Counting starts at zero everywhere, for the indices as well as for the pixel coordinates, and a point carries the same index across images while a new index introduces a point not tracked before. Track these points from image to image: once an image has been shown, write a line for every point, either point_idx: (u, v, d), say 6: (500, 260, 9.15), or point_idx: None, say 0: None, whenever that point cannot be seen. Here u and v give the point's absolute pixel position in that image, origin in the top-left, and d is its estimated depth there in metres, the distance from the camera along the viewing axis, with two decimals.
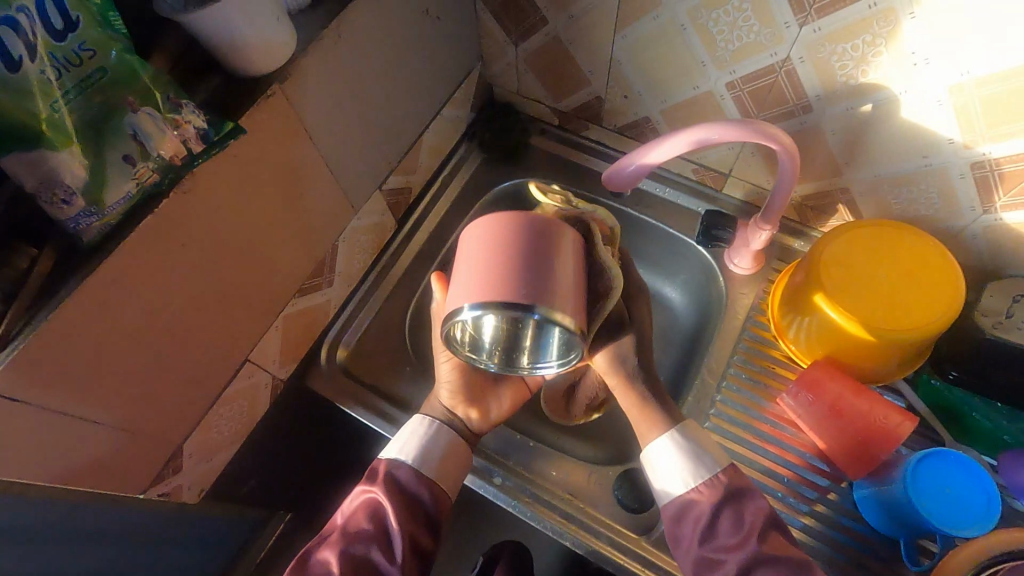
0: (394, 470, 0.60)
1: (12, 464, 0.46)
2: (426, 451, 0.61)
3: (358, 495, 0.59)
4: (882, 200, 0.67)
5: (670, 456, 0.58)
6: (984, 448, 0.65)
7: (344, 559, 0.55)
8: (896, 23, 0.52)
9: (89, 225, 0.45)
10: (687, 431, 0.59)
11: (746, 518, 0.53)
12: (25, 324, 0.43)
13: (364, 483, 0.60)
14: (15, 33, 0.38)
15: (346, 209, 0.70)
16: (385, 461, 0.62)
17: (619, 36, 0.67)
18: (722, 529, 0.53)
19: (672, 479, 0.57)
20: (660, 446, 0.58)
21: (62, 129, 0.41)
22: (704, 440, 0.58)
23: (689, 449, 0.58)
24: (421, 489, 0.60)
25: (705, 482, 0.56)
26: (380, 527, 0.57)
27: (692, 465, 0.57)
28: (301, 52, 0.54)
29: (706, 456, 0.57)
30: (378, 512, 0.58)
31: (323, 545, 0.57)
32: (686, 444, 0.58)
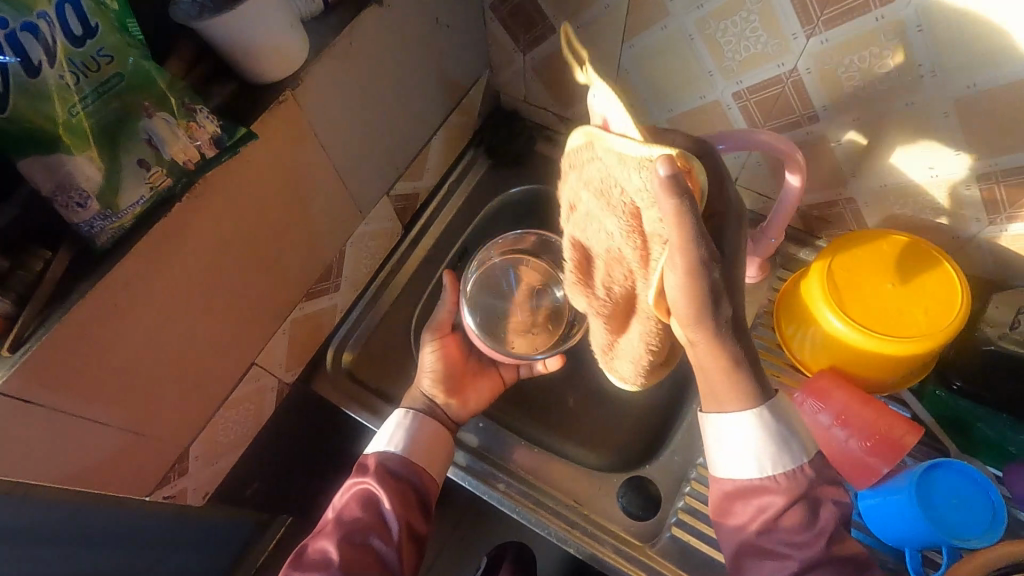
0: (384, 459, 0.60)
1: (22, 464, 0.46)
2: (413, 439, 0.62)
3: (349, 488, 0.59)
4: (888, 210, 0.67)
5: (749, 434, 0.51)
6: (990, 460, 0.64)
7: (344, 547, 0.55)
8: (903, 36, 0.52)
9: (103, 229, 0.45)
10: (775, 411, 0.52)
11: (821, 516, 0.49)
12: (40, 325, 0.43)
13: (354, 475, 0.60)
14: (34, 38, 0.39)
15: (354, 215, 0.70)
16: (371, 453, 0.62)
17: (627, 45, 0.68)
18: (786, 521, 0.49)
19: (748, 459, 0.52)
20: (739, 424, 0.52)
21: (80, 135, 0.42)
22: (791, 420, 0.52)
23: (774, 431, 0.51)
24: (413, 475, 0.60)
25: (786, 472, 0.51)
26: (374, 512, 0.57)
27: (774, 450, 0.51)
28: (313, 59, 0.55)
29: (793, 440, 0.52)
30: (370, 499, 0.58)
31: (318, 536, 0.57)
32: (772, 425, 0.51)
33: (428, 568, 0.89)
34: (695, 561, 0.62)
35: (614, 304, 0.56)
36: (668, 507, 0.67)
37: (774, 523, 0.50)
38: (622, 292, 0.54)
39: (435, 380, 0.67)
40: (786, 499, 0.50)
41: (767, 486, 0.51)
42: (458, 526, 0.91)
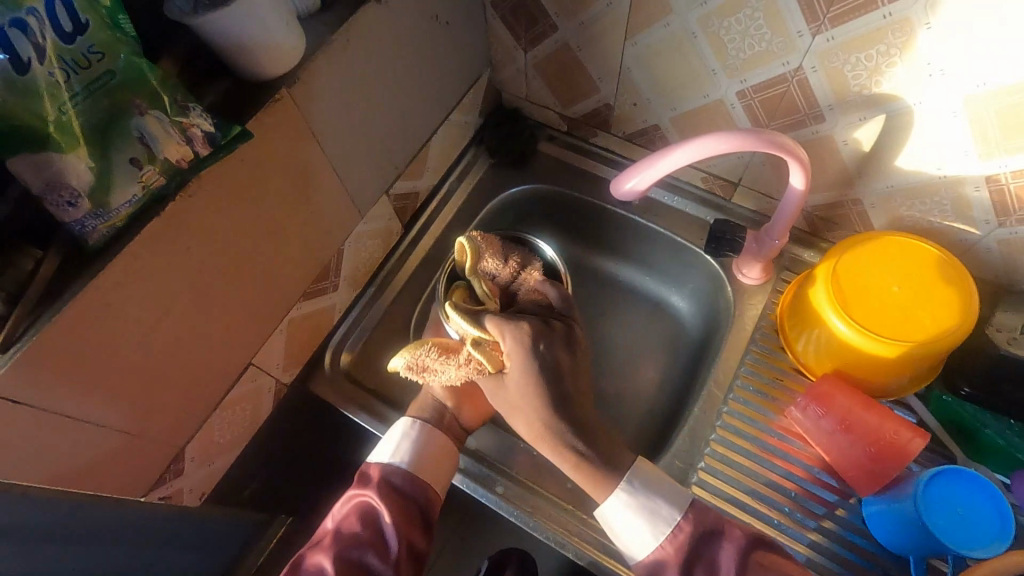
0: (388, 474, 0.60)
1: (13, 464, 0.46)
2: (419, 453, 0.61)
3: (349, 499, 0.60)
4: (895, 213, 0.66)
5: (627, 515, 0.58)
6: (999, 466, 0.63)
7: (340, 563, 0.56)
8: (911, 33, 0.51)
9: (94, 228, 0.44)
10: (634, 484, 0.58)
11: (721, 561, 0.54)
12: (31, 325, 0.43)
13: (355, 486, 0.61)
14: (23, 35, 0.38)
15: (353, 214, 0.69)
16: (375, 463, 0.62)
17: (629, 43, 0.67)
18: None
19: (637, 539, 0.57)
20: (612, 508, 0.58)
21: (70, 132, 0.41)
22: (653, 484, 0.58)
23: (641, 504, 0.57)
24: (416, 490, 0.60)
25: (669, 539, 0.56)
26: (372, 528, 0.57)
27: (650, 522, 0.57)
28: (310, 56, 0.54)
29: (659, 506, 0.57)
30: (370, 514, 0.58)
31: (315, 549, 0.58)
32: (636, 500, 0.57)
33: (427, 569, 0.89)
34: None
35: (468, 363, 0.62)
36: None
37: None
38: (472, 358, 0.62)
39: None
40: (680, 560, 0.55)
41: (661, 557, 0.56)
42: (457, 527, 0.91)
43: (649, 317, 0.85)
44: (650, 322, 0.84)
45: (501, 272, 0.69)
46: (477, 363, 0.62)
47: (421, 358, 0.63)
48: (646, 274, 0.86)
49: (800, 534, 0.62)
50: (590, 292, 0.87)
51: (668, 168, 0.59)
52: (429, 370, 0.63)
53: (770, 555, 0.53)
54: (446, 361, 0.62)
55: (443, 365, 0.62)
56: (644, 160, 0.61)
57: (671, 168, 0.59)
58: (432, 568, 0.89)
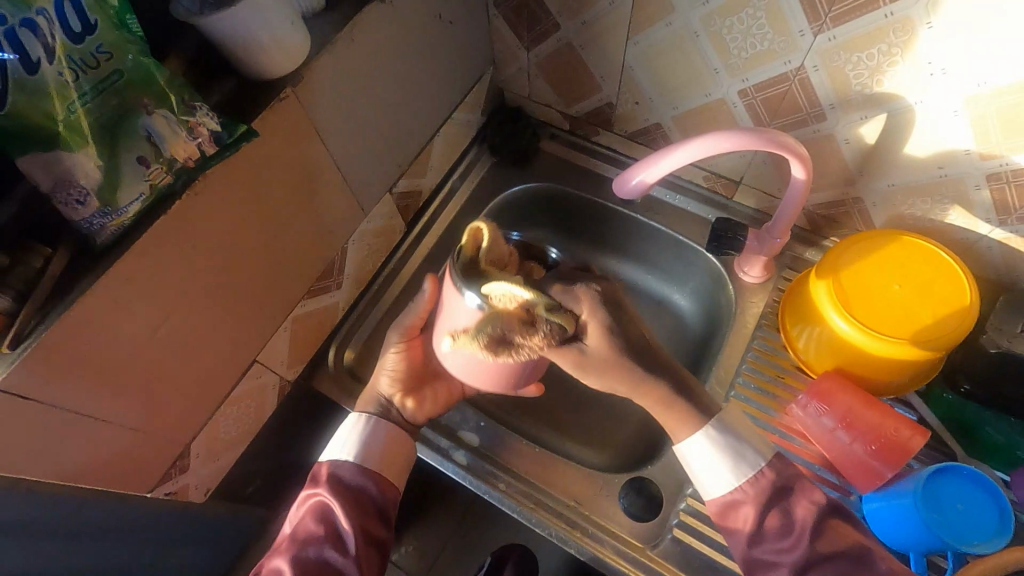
0: (337, 469, 0.59)
1: (24, 460, 0.46)
2: (366, 445, 0.60)
3: (303, 501, 0.58)
4: (895, 211, 0.66)
5: (710, 456, 0.56)
6: (999, 464, 0.64)
7: (298, 563, 0.54)
8: (913, 33, 0.51)
9: (103, 226, 0.45)
10: (723, 426, 0.57)
11: (796, 516, 0.53)
12: (40, 323, 0.43)
13: (307, 486, 0.59)
14: (32, 35, 0.38)
15: (356, 212, 0.70)
16: (325, 462, 0.60)
17: (631, 42, 0.67)
18: (767, 529, 0.53)
19: (717, 479, 0.56)
20: (695, 446, 0.57)
21: (79, 132, 0.42)
22: (742, 431, 0.57)
23: (728, 447, 0.56)
24: (368, 482, 0.59)
25: (749, 480, 0.55)
26: (328, 524, 0.56)
27: (733, 464, 0.56)
28: (315, 55, 0.55)
29: (746, 448, 0.56)
30: (324, 510, 0.57)
31: (273, 554, 0.56)
32: (724, 440, 0.56)
33: (430, 566, 0.89)
34: (697, 563, 0.62)
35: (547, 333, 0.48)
36: (669, 508, 0.66)
37: (758, 534, 0.53)
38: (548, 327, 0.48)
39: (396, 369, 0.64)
40: (757, 500, 0.54)
41: (738, 497, 0.55)
42: (459, 526, 0.91)
43: (650, 316, 0.85)
44: (651, 320, 0.85)
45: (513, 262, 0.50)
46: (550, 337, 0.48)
47: (509, 332, 0.47)
48: (648, 273, 0.86)
49: None
50: None
51: (670, 167, 0.60)
52: (509, 346, 0.49)
53: (844, 525, 0.53)
54: (529, 334, 0.48)
55: (528, 340, 0.48)
56: (648, 159, 0.61)
57: (673, 167, 0.59)
58: (435, 565, 0.89)
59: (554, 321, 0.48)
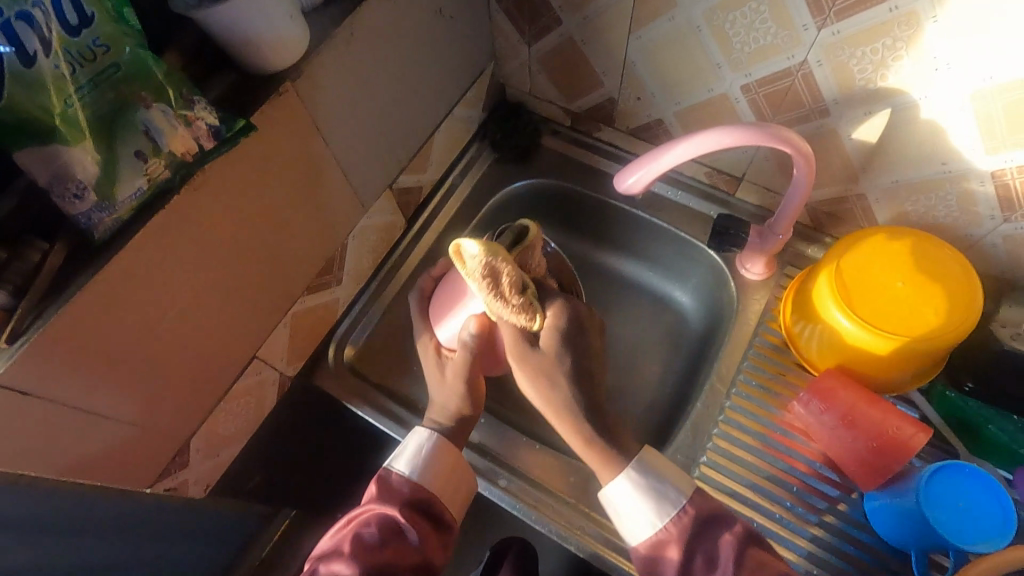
0: (416, 492, 0.58)
1: (21, 456, 0.46)
2: (445, 475, 0.60)
3: (372, 511, 0.57)
4: (899, 207, 0.66)
5: (631, 498, 0.57)
6: (1001, 461, 0.63)
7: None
8: (918, 27, 0.51)
9: (100, 221, 0.45)
10: (642, 467, 0.57)
11: (721, 547, 0.52)
12: (37, 318, 0.43)
13: (374, 498, 0.58)
14: (29, 27, 0.38)
15: (356, 208, 0.69)
16: (399, 475, 0.59)
17: (633, 36, 0.67)
18: (696, 566, 0.53)
19: (637, 521, 0.57)
20: (617, 488, 0.57)
21: (76, 126, 0.41)
22: (661, 471, 0.57)
23: (647, 488, 0.57)
24: (437, 509, 0.59)
25: (672, 521, 0.55)
26: (400, 544, 0.55)
27: (653, 505, 0.56)
28: (314, 49, 0.54)
29: (665, 490, 0.56)
30: (398, 531, 0.55)
31: (332, 558, 0.54)
32: (642, 481, 0.57)
33: None
34: None
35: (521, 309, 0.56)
36: None
37: (686, 573, 0.53)
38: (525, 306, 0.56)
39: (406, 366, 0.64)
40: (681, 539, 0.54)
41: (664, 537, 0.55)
42: (457, 522, 0.92)
43: (651, 313, 0.85)
44: (652, 317, 0.85)
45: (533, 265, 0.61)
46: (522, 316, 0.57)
47: (501, 267, 0.54)
48: (649, 270, 0.86)
49: (795, 540, 0.61)
50: (593, 287, 0.87)
51: (672, 161, 0.59)
52: (494, 283, 0.54)
53: (763, 554, 0.51)
54: (512, 288, 0.55)
55: (508, 289, 0.55)
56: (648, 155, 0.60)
57: (675, 161, 0.58)
58: None
59: (532, 301, 0.57)
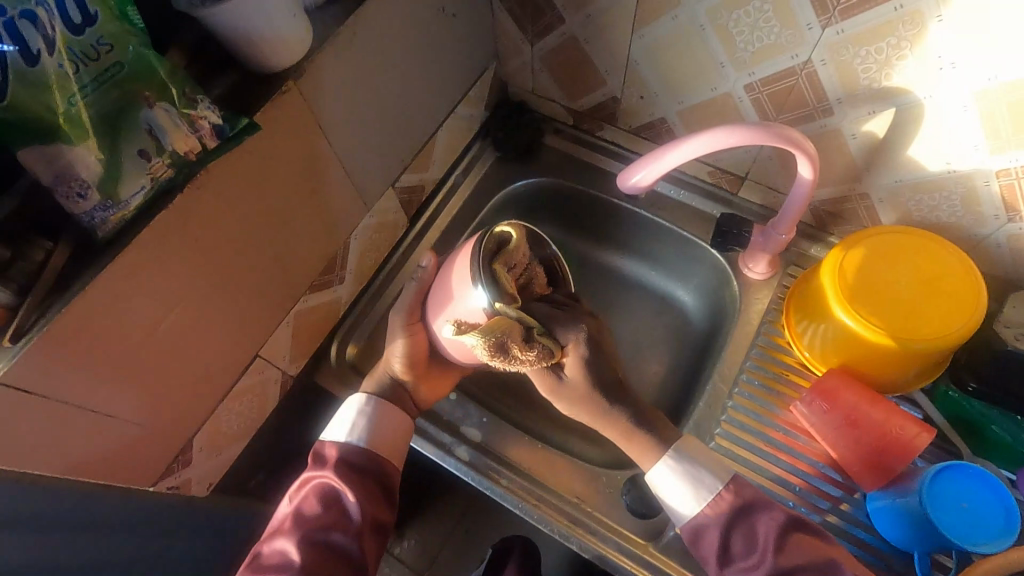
0: (344, 453, 0.59)
1: (25, 455, 0.46)
2: (376, 430, 0.61)
3: (306, 483, 0.58)
4: (902, 207, 0.65)
5: (673, 484, 0.57)
6: (1005, 462, 0.63)
7: (305, 546, 0.53)
8: (922, 26, 0.51)
9: (104, 220, 0.44)
10: (680, 453, 0.58)
11: (759, 532, 0.53)
12: (40, 317, 0.43)
13: (311, 469, 0.59)
14: (33, 27, 0.38)
15: (358, 207, 0.69)
16: (330, 443, 0.60)
17: (636, 35, 0.67)
18: (735, 549, 0.53)
19: (680, 506, 0.57)
20: (659, 475, 0.58)
21: (79, 125, 0.41)
22: (698, 455, 0.58)
23: (687, 472, 0.57)
24: (373, 465, 0.60)
25: (710, 504, 0.56)
26: (335, 508, 0.56)
27: (692, 487, 0.56)
28: (317, 47, 0.54)
29: (703, 473, 0.57)
30: (333, 495, 0.56)
31: (274, 535, 0.55)
32: (681, 466, 0.57)
33: (432, 560, 0.90)
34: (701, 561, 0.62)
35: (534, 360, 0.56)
36: None
37: (726, 556, 0.53)
38: (538, 353, 0.56)
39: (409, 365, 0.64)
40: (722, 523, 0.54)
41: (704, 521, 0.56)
42: (459, 521, 0.92)
43: (653, 312, 0.85)
44: (653, 317, 0.84)
45: (517, 270, 0.56)
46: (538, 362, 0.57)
47: (508, 341, 0.53)
48: (651, 269, 0.86)
49: None
50: (595, 286, 0.87)
51: (678, 159, 0.59)
52: (504, 353, 0.54)
53: (810, 538, 0.52)
54: (525, 350, 0.55)
55: (521, 354, 0.55)
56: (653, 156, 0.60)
57: (681, 160, 0.59)
58: (437, 558, 0.90)
59: (545, 344, 0.57)
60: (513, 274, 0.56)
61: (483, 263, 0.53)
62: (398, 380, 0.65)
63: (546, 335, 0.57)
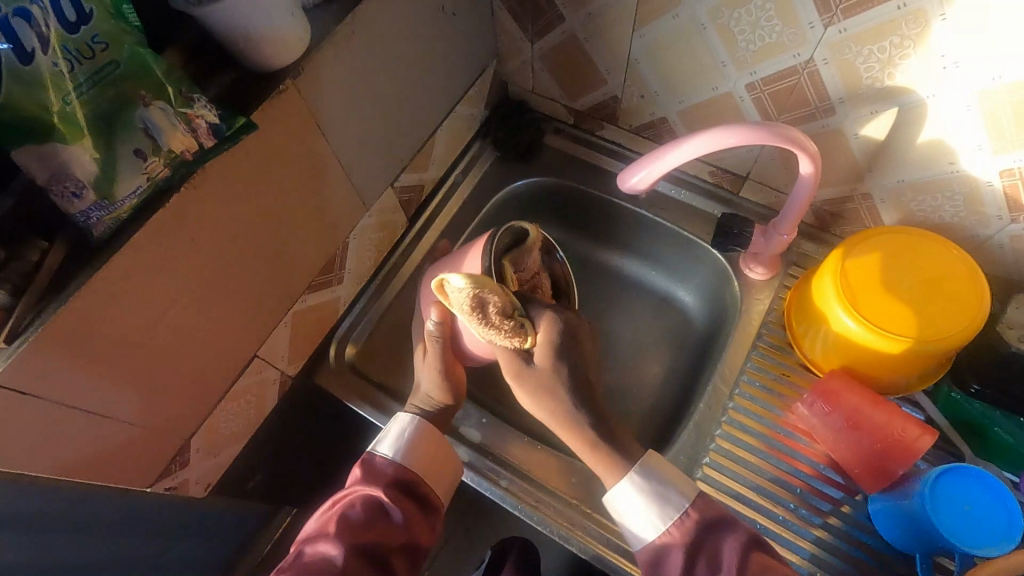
0: (395, 471, 0.59)
1: (21, 456, 0.46)
2: (428, 454, 0.61)
3: (355, 491, 0.58)
4: (905, 208, 0.65)
5: (635, 502, 0.56)
6: (1008, 465, 0.62)
7: (350, 556, 0.53)
8: (926, 25, 0.50)
9: (99, 220, 0.44)
10: (645, 471, 0.57)
11: (724, 553, 0.53)
12: (35, 317, 0.43)
13: (361, 479, 0.59)
14: (26, 24, 0.38)
15: (357, 206, 0.69)
16: (382, 457, 0.60)
17: (636, 35, 0.66)
18: (698, 570, 0.53)
19: (640, 524, 0.56)
20: (620, 494, 0.57)
21: (75, 124, 0.41)
22: (664, 474, 0.57)
23: (650, 491, 0.56)
24: (419, 487, 0.60)
25: (675, 524, 0.55)
26: (380, 524, 0.56)
27: (657, 507, 0.56)
28: (315, 46, 0.54)
29: (669, 493, 0.56)
30: (380, 511, 0.56)
31: (318, 538, 0.55)
32: (645, 485, 0.56)
33: (431, 561, 0.90)
34: None
35: (511, 333, 0.57)
36: None
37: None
38: (515, 327, 0.58)
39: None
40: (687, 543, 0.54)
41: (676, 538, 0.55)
42: (458, 522, 0.91)
43: (654, 312, 0.85)
44: (654, 318, 0.84)
45: (525, 274, 0.63)
46: (514, 339, 0.58)
47: (487, 296, 0.56)
48: (652, 269, 0.86)
49: (797, 543, 0.61)
50: (595, 286, 0.87)
51: (679, 159, 0.58)
52: (483, 313, 0.56)
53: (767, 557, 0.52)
54: (502, 316, 0.57)
55: (498, 320, 0.57)
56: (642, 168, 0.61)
57: (682, 160, 0.58)
58: (436, 559, 0.90)
59: (522, 322, 0.58)
60: (520, 275, 0.63)
61: (492, 251, 0.61)
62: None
63: (524, 317, 0.59)
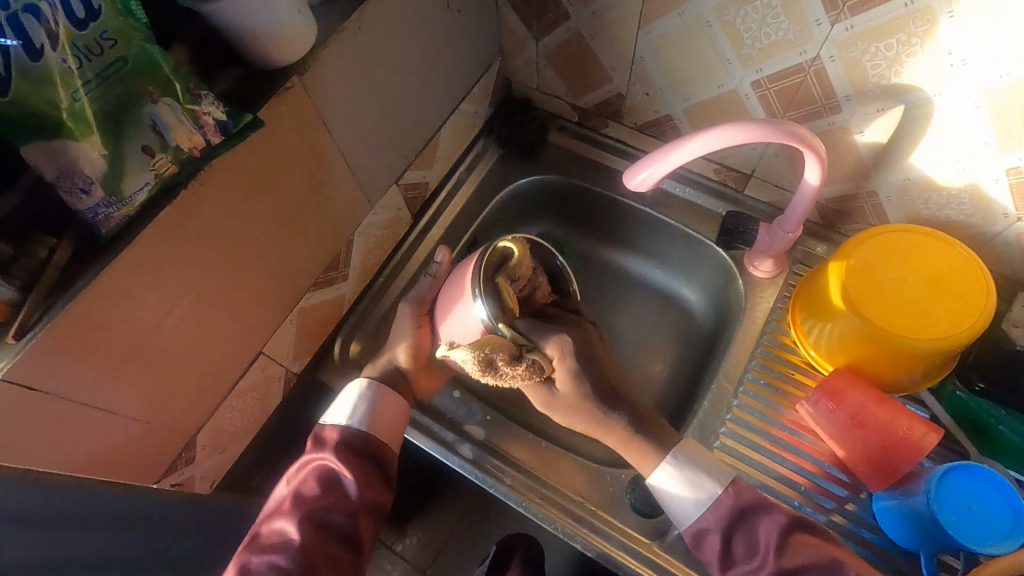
0: (344, 436, 0.59)
1: (30, 452, 0.46)
2: (376, 415, 0.61)
3: (307, 464, 0.58)
4: (911, 206, 0.65)
5: (673, 487, 0.57)
6: (1014, 463, 0.62)
7: (305, 528, 0.54)
8: (933, 22, 0.50)
9: (108, 216, 0.44)
10: (680, 457, 0.58)
11: (760, 534, 0.53)
12: (44, 314, 0.43)
13: (311, 451, 0.59)
14: (36, 21, 0.38)
15: (362, 204, 0.69)
16: (331, 426, 0.60)
17: (642, 32, 0.66)
18: (738, 552, 0.54)
19: (679, 508, 0.57)
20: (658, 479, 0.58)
21: (83, 120, 0.41)
22: (699, 458, 0.58)
23: (687, 476, 0.57)
24: (373, 449, 0.60)
25: (710, 508, 0.55)
26: (334, 491, 0.56)
27: (693, 491, 0.56)
28: (321, 43, 0.54)
29: (702, 477, 0.57)
30: (332, 478, 0.57)
31: (274, 515, 0.56)
32: (681, 470, 0.57)
33: (435, 557, 0.90)
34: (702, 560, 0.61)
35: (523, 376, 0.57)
36: None
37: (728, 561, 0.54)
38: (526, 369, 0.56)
39: (414, 364, 0.65)
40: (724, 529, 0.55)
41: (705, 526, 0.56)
42: (462, 520, 0.91)
43: (658, 310, 0.85)
44: (658, 316, 0.84)
45: (520, 283, 0.57)
46: (529, 377, 0.57)
47: (494, 356, 0.54)
48: (656, 267, 0.86)
49: None
50: (599, 284, 0.87)
51: (684, 158, 0.58)
52: (493, 369, 0.55)
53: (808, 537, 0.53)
54: (512, 364, 0.55)
55: (509, 369, 0.56)
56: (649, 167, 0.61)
57: (687, 159, 0.58)
58: (439, 556, 0.90)
59: (534, 359, 0.57)
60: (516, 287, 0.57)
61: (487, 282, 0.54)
62: (407, 375, 0.65)
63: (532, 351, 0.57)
